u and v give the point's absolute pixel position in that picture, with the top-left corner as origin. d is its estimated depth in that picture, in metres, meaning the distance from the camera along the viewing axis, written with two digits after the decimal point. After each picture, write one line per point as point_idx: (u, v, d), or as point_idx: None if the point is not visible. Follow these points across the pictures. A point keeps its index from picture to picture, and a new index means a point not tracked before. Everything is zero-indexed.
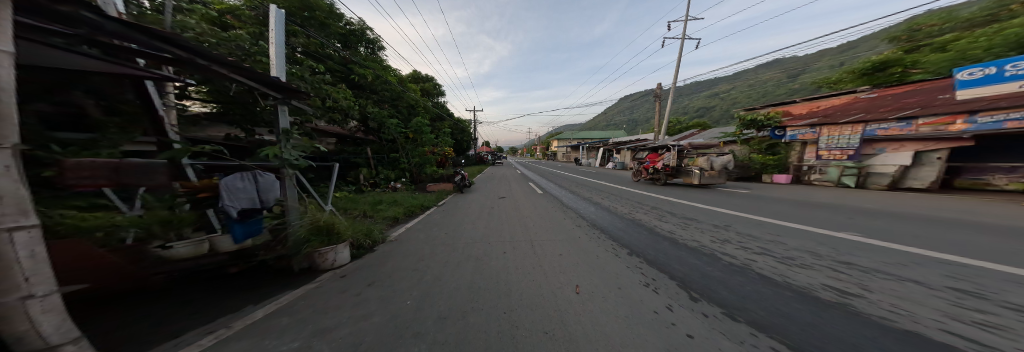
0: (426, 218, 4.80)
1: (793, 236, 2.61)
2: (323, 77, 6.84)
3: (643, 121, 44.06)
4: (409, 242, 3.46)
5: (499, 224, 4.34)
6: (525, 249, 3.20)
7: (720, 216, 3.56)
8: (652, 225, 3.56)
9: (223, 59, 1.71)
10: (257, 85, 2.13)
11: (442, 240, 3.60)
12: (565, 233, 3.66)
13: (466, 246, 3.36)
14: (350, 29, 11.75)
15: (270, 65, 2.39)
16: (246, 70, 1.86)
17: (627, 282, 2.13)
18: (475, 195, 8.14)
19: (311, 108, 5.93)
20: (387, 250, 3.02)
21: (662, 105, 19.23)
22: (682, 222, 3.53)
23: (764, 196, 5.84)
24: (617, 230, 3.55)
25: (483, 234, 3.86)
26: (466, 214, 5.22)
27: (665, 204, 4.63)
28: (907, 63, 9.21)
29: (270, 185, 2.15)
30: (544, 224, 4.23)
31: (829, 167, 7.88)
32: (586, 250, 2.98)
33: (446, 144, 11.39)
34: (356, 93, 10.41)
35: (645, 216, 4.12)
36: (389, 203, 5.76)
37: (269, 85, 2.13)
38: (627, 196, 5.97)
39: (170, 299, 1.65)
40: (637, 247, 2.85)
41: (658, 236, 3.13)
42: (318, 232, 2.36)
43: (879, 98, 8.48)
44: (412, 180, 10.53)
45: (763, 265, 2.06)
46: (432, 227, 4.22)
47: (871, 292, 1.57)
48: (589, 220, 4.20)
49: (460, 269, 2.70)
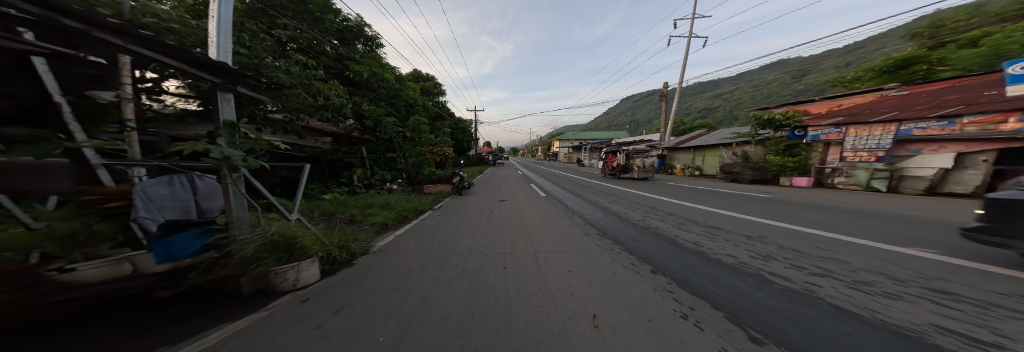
0: (419, 225, 4.35)
1: (853, 252, 2.14)
2: (315, 72, 6.47)
3: (646, 122, 43.62)
4: (395, 254, 3.03)
5: (499, 232, 3.92)
6: (528, 264, 2.78)
7: (752, 226, 3.08)
8: (672, 235, 3.11)
9: (118, 25, 1.32)
10: (183, 65, 1.71)
11: (434, 251, 3.19)
12: (574, 244, 3.24)
13: (462, 259, 2.95)
14: (348, 25, 11.43)
15: (210, 44, 2.07)
16: (158, 42, 1.47)
17: (657, 311, 1.70)
18: (474, 198, 7.71)
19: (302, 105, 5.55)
20: (365, 265, 2.60)
21: (667, 105, 18.73)
22: (707, 232, 3.06)
23: (788, 201, 5.37)
24: (632, 240, 3.11)
25: (481, 243, 3.45)
26: (463, 220, 4.77)
27: (683, 210, 4.16)
28: (932, 60, 8.72)
29: (210, 191, 1.96)
30: (549, 232, 3.80)
31: (856, 170, 7.37)
32: (600, 266, 2.55)
33: (446, 144, 10.97)
34: (351, 90, 10.07)
35: (661, 223, 3.66)
36: (381, 207, 5.31)
37: (198, 64, 1.71)
38: (638, 200, 5.52)
39: (48, 341, 1.20)
40: (659, 262, 2.42)
41: (681, 248, 2.69)
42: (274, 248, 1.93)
43: (911, 96, 8.00)
44: (410, 182, 10.10)
45: (832, 292, 1.59)
46: (424, 236, 3.78)
47: (1015, 340, 1.10)
48: (599, 228, 3.76)
49: (452, 289, 2.28)
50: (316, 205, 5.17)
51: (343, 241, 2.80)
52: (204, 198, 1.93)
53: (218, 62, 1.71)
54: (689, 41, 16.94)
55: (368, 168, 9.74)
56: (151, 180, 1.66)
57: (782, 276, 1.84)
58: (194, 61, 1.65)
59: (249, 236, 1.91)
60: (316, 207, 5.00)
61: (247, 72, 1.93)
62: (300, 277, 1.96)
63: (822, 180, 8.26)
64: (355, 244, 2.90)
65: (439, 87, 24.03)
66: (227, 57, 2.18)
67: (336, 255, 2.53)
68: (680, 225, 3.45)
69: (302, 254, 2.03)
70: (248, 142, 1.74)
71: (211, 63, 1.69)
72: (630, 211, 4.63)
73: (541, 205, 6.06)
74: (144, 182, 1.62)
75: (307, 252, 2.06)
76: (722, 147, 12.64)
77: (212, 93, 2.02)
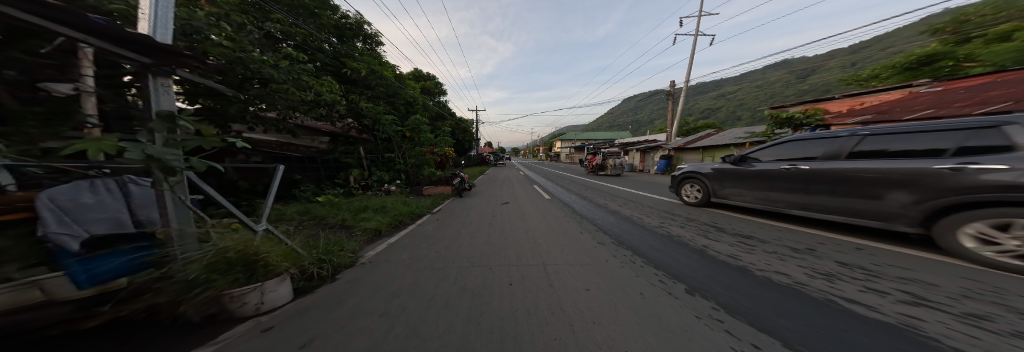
0: (416, 231, 4.00)
1: (935, 272, 1.79)
2: (306, 67, 6.13)
3: (648, 123, 43.23)
4: (387, 267, 2.70)
5: (502, 239, 3.58)
6: (537, 279, 2.43)
7: (792, 236, 2.72)
8: (699, 245, 2.75)
9: None
10: (93, 39, 1.39)
11: (431, 263, 2.86)
12: (587, 255, 2.89)
13: (462, 273, 2.61)
14: (347, 22, 11.16)
15: (142, 17, 1.81)
16: (41, 6, 1.15)
17: (706, 347, 1.34)
18: (476, 200, 7.37)
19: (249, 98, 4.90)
20: (350, 282, 2.25)
21: (674, 104, 18.29)
22: (739, 241, 2.70)
23: None
24: (654, 251, 2.75)
25: (483, 252, 3.12)
26: (463, 225, 4.42)
27: (704, 216, 3.80)
28: (959, 56, 8.32)
29: (145, 200, 1.59)
30: (558, 240, 3.46)
31: None
32: (623, 285, 2.19)
33: (446, 144, 10.61)
34: (348, 88, 9.78)
35: (682, 230, 3.31)
36: (375, 211, 4.96)
37: (110, 37, 1.39)
38: (652, 204, 5.15)
39: None
40: (693, 279, 2.06)
41: (715, 261, 2.33)
42: (229, 266, 1.58)
43: (946, 92, 7.35)
44: (409, 183, 9.73)
45: (945, 331, 1.22)
46: (421, 243, 3.44)
47: None
48: (614, 236, 3.41)
49: (449, 311, 1.94)
50: (308, 208, 4.83)
51: (328, 252, 2.49)
52: (139, 206, 1.57)
53: (142, 36, 1.38)
54: (696, 39, 16.58)
55: (365, 169, 9.48)
56: (63, 186, 1.29)
57: (865, 306, 1.48)
58: (103, 32, 1.33)
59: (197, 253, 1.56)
60: (307, 211, 4.66)
61: (187, 52, 1.60)
62: (266, 298, 1.60)
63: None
64: (342, 255, 2.59)
65: (440, 87, 23.83)
66: (166, 34, 1.91)
67: (317, 268, 2.21)
68: (705, 232, 3.10)
69: (267, 272, 1.68)
70: (192, 139, 1.36)
71: (132, 36, 1.36)
72: (645, 215, 4.27)
73: (546, 208, 5.72)
74: (52, 188, 1.26)
75: (274, 268, 1.72)
76: (735, 147, 12.42)
77: (144, 77, 1.71)
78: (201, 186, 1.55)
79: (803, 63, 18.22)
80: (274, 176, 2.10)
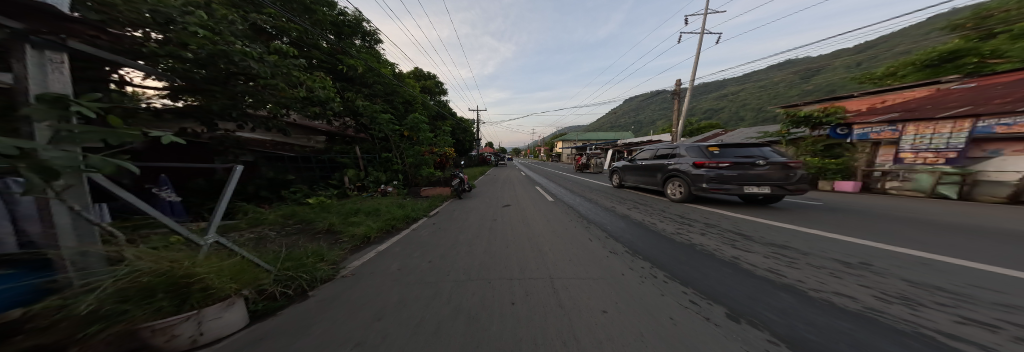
0: (410, 237, 3.66)
1: None
2: (299, 63, 5.82)
3: (649, 123, 42.92)
4: (372, 282, 2.36)
5: (504, 248, 3.25)
6: (542, 298, 2.09)
7: (838, 246, 2.36)
8: (729, 256, 2.40)
9: None
10: None
11: (423, 276, 2.53)
12: (599, 267, 2.55)
13: (457, 290, 2.26)
14: (345, 19, 10.90)
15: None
16: None
17: None
18: (476, 202, 7.05)
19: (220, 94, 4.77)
20: (325, 301, 1.90)
21: (679, 103, 17.93)
22: (775, 253, 2.35)
23: (850, 212, 4.61)
24: (676, 263, 2.41)
25: (483, 263, 2.79)
26: (461, 230, 4.10)
27: (726, 221, 3.45)
28: (984, 52, 7.95)
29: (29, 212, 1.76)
30: (565, 249, 3.13)
31: (918, 173, 6.46)
32: (646, 306, 1.83)
33: (446, 144, 10.25)
34: (345, 86, 9.55)
35: (704, 238, 2.98)
36: (367, 214, 4.62)
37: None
38: (664, 207, 4.79)
39: None
40: (733, 302, 1.71)
41: (755, 278, 1.97)
42: (155, 291, 1.20)
43: (981, 87, 7.03)
44: (407, 184, 9.38)
45: None
46: (414, 252, 3.12)
47: None
48: (627, 244, 3.07)
49: (439, 341, 1.59)
50: (295, 211, 4.51)
51: (303, 264, 2.16)
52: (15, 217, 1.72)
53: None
54: (702, 37, 16.20)
55: (362, 170, 9.19)
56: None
57: (980, 346, 1.13)
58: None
59: (106, 278, 1.17)
60: (293, 214, 4.33)
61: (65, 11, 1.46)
62: (207, 328, 1.25)
63: (869, 184, 7.45)
64: (320, 268, 2.25)
65: (441, 87, 23.66)
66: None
67: (285, 286, 1.86)
68: (732, 241, 2.75)
69: (206, 296, 1.31)
70: (93, 131, 1.00)
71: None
72: (658, 221, 3.92)
73: (550, 211, 5.40)
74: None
75: (217, 291, 1.35)
76: None
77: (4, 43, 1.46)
78: (115, 192, 1.18)
79: (810, 62, 17.86)
80: (231, 175, 1.69)
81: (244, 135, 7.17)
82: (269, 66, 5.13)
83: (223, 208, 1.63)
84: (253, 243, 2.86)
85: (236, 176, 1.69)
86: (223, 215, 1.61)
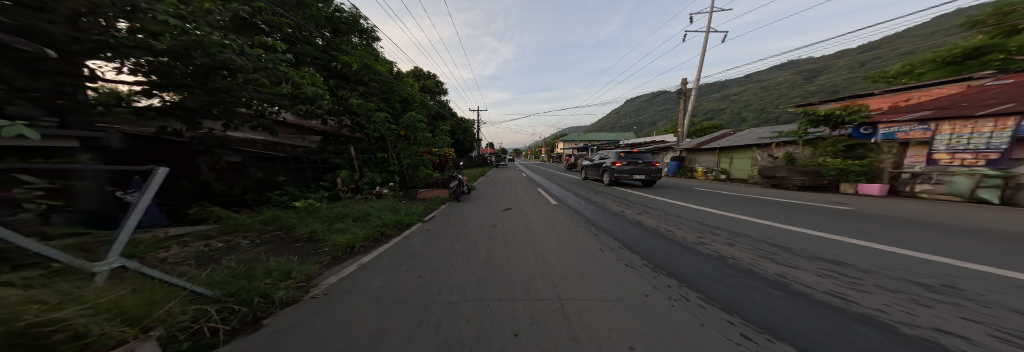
0: (399, 246, 3.30)
1: None
2: (287, 58, 5.45)
3: (650, 124, 42.64)
4: (346, 305, 1.98)
5: (503, 260, 2.88)
6: (548, 328, 1.69)
7: (903, 262, 1.95)
8: (771, 271, 2.00)
9: None
10: None
11: (408, 298, 2.14)
12: (615, 287, 2.14)
13: (446, 316, 1.86)
14: (342, 16, 10.57)
15: None
16: None
17: None
18: (476, 205, 6.65)
19: (197, 89, 4.42)
20: (276, 332, 1.49)
21: (685, 102, 17.55)
22: (827, 268, 1.94)
23: (889, 218, 4.19)
24: (708, 280, 2.01)
25: (478, 281, 2.41)
26: (457, 238, 3.73)
27: (753, 230, 3.06)
28: (1012, 48, 7.56)
29: None
30: (573, 263, 2.75)
31: (956, 175, 6.07)
32: (683, 341, 1.42)
33: (446, 145, 9.88)
34: (339, 83, 9.25)
35: (731, 248, 2.57)
36: (355, 219, 4.24)
37: None
38: (678, 212, 4.43)
39: None
40: (803, 339, 1.28)
41: (816, 303, 1.55)
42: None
43: (1020, 84, 6.67)
44: (404, 185, 9.00)
45: None
46: (402, 266, 2.75)
47: None
48: (644, 256, 2.67)
49: None
50: (277, 215, 4.15)
51: (258, 286, 1.77)
52: None
53: None
54: (707, 36, 15.84)
55: (357, 170, 8.82)
56: None
57: None
58: None
59: None
60: (274, 218, 3.97)
61: None
62: None
63: (895, 187, 7.13)
64: (281, 287, 1.86)
65: (442, 87, 23.41)
66: None
67: (226, 314, 1.47)
68: (768, 252, 2.37)
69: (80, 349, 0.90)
70: None
71: None
72: (674, 228, 3.54)
73: (553, 216, 5.04)
74: None
75: (97, 341, 0.94)
76: (757, 147, 11.86)
77: None
78: None
79: (816, 63, 17.55)
80: (149, 182, 1.30)
81: (232, 134, 6.84)
82: (252, 60, 4.77)
83: (133, 222, 1.25)
84: (214, 257, 2.49)
85: (157, 181, 1.31)
86: (132, 230, 1.25)
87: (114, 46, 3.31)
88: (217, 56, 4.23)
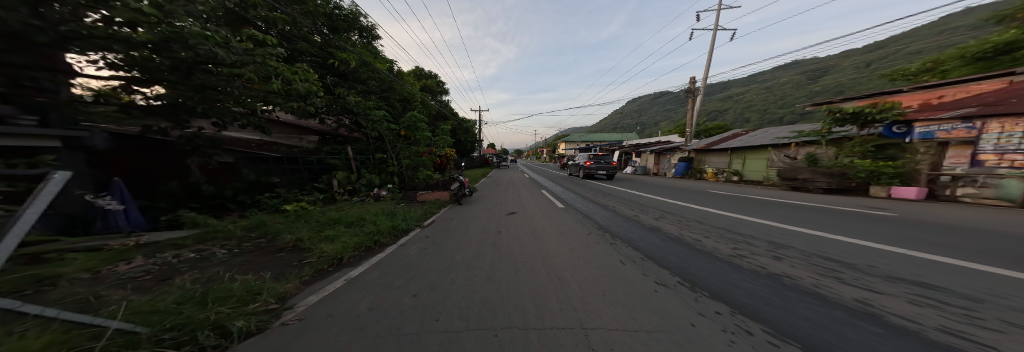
0: (394, 257, 2.96)
1: None
2: (279, 52, 5.07)
3: (653, 124, 42.21)
4: (325, 332, 1.62)
5: (511, 276, 2.52)
6: None
7: (1020, 288, 1.55)
8: (851, 297, 1.60)
9: None
10: None
11: (399, 324, 1.77)
12: (649, 313, 1.76)
13: (444, 349, 1.49)
14: (339, 13, 10.20)
15: None
16: None
17: None
18: (478, 208, 6.30)
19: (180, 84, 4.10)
20: None
21: (693, 102, 17.13)
22: (923, 294, 1.54)
23: (945, 226, 3.74)
24: (767, 306, 1.62)
25: (484, 303, 2.04)
26: (458, 246, 3.39)
27: (797, 241, 2.67)
28: None
29: None
30: (593, 280, 2.37)
31: (1009, 178, 5.65)
32: None
33: (446, 145, 9.52)
34: (337, 82, 8.96)
35: (781, 263, 2.19)
36: (347, 225, 3.90)
37: None
38: (698, 218, 4.06)
39: None
40: None
41: (939, 346, 1.15)
42: None
43: None
44: (403, 187, 8.66)
45: None
46: (395, 282, 2.40)
47: None
48: (675, 272, 2.30)
49: None
50: (263, 221, 3.80)
51: (208, 317, 1.39)
52: None
53: None
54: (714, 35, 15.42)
55: (354, 171, 8.51)
56: None
57: None
58: None
59: None
60: (258, 224, 3.61)
61: None
62: None
63: (933, 191, 6.83)
64: (240, 316, 1.49)
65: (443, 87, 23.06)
66: None
67: None
68: (831, 270, 1.99)
69: None
70: None
71: None
72: (701, 237, 3.16)
73: (561, 221, 4.71)
74: None
75: None
76: (772, 148, 11.44)
77: None
78: None
79: (822, 62, 17.18)
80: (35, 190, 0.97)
81: (223, 134, 6.54)
82: (236, 53, 4.32)
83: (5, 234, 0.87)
84: (179, 273, 2.14)
85: (49, 189, 1.02)
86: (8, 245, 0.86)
87: (84, 36, 3.00)
88: (197, 48, 3.82)
